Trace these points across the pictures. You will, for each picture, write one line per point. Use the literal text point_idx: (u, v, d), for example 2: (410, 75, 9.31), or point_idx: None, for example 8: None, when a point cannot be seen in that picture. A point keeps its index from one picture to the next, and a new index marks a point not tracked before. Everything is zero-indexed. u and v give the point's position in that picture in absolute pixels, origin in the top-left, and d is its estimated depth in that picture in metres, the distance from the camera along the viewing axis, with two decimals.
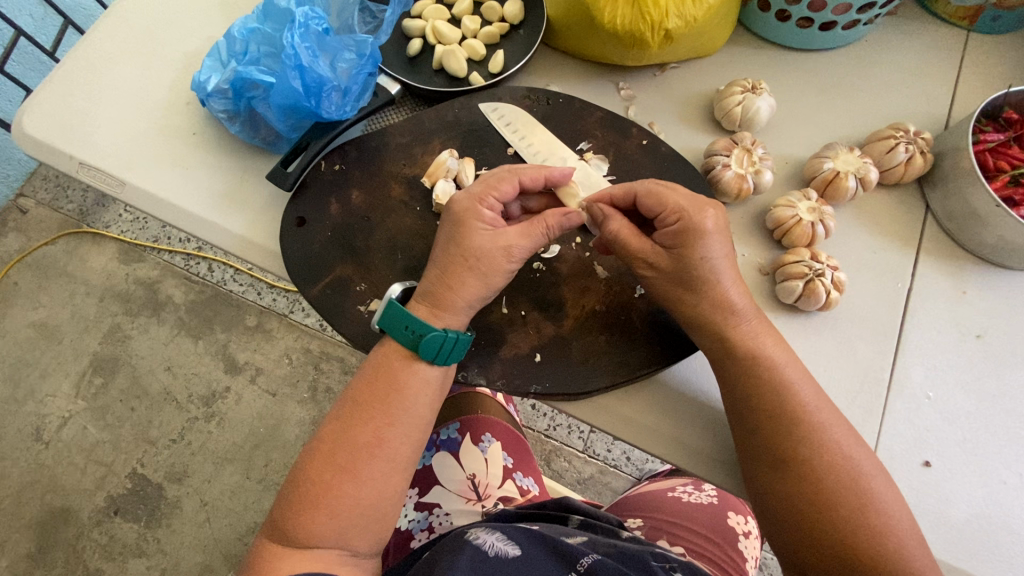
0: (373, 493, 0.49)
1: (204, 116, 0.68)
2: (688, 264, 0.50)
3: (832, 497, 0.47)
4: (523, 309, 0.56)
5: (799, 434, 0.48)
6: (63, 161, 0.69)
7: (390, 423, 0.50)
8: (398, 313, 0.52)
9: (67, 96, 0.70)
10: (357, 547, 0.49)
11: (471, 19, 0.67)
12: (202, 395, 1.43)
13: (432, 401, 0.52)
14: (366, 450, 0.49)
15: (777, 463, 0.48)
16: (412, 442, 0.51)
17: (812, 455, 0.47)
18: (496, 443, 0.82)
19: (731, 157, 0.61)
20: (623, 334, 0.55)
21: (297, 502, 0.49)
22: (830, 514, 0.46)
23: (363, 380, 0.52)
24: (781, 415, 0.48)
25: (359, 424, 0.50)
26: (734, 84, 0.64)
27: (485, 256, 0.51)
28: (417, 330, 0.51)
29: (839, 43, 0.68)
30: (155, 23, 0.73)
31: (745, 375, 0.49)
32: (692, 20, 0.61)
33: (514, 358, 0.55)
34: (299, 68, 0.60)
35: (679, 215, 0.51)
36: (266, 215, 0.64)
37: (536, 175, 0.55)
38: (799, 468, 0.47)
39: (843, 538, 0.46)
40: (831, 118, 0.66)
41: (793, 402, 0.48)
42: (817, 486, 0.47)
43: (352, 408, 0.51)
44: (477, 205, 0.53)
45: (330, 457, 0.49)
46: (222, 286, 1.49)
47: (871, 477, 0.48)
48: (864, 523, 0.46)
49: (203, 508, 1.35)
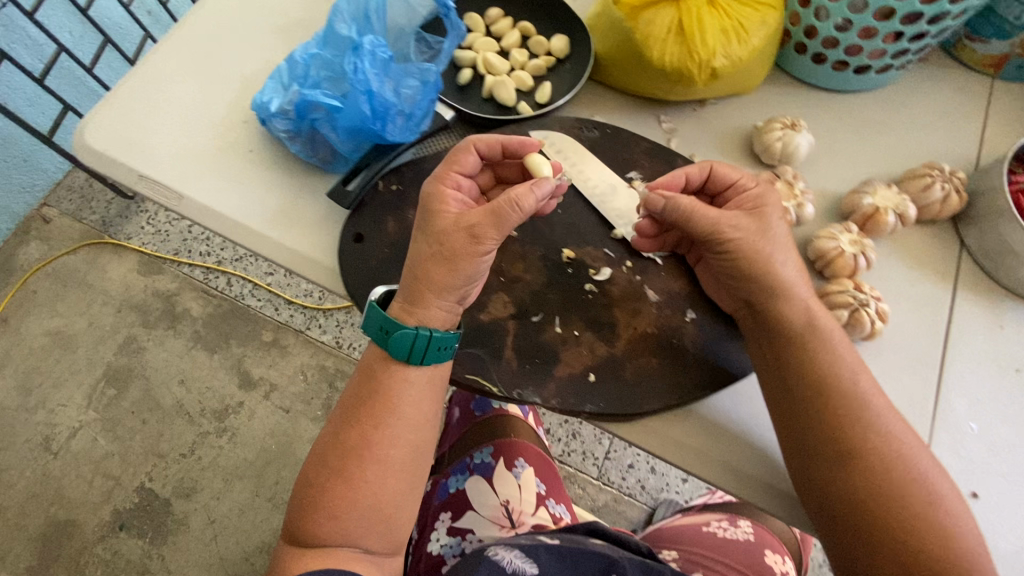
0: (371, 495, 0.53)
1: (261, 135, 0.71)
2: (768, 221, 0.53)
3: (903, 492, 0.47)
4: (575, 328, 0.55)
5: (865, 426, 0.49)
6: (121, 172, 0.71)
7: (376, 428, 0.53)
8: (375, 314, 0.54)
9: (129, 113, 0.73)
10: (360, 539, 0.53)
11: (519, 52, 0.74)
12: (215, 410, 1.55)
13: (418, 403, 0.54)
14: (355, 452, 0.52)
15: (845, 460, 0.48)
16: (403, 444, 0.54)
17: (877, 450, 0.48)
18: (528, 468, 0.86)
19: (774, 190, 0.63)
20: (676, 357, 0.54)
21: (305, 505, 0.53)
22: (898, 514, 0.47)
23: (354, 386, 0.55)
24: (852, 403, 0.49)
25: (353, 431, 0.53)
26: (773, 121, 0.67)
27: (446, 235, 0.52)
28: (388, 330, 0.53)
29: (870, 85, 0.71)
30: (214, 45, 0.77)
31: (807, 356, 0.51)
32: (738, 60, 0.63)
33: (568, 378, 0.53)
34: (367, 93, 0.62)
35: (758, 184, 0.56)
36: (323, 233, 0.66)
37: (491, 140, 0.57)
38: (871, 464, 0.48)
39: (910, 539, 0.46)
40: (870, 156, 0.68)
41: (855, 393, 0.49)
42: (887, 482, 0.47)
43: (346, 412, 0.54)
44: (441, 184, 0.55)
45: (330, 461, 0.53)
46: (240, 300, 1.65)
47: (925, 460, 0.49)
48: (931, 521, 0.47)
49: (210, 525, 1.44)
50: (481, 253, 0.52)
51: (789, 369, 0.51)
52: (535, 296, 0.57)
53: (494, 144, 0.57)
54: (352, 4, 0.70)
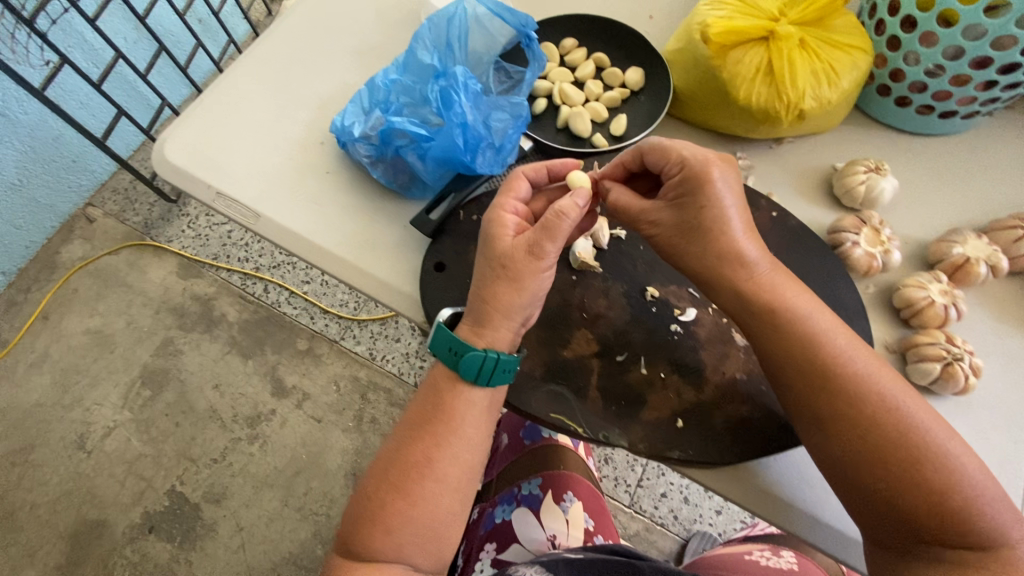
0: (427, 513, 0.51)
1: (338, 157, 0.72)
2: (689, 212, 0.51)
3: (885, 451, 0.45)
4: (662, 370, 0.54)
5: (828, 389, 0.47)
6: (198, 189, 0.72)
7: (438, 445, 0.51)
8: (441, 334, 0.53)
9: (206, 130, 0.74)
10: (408, 557, 0.51)
11: (594, 83, 0.74)
12: (248, 416, 1.55)
13: (482, 423, 0.53)
14: (415, 468, 0.51)
15: (816, 423, 0.48)
16: (462, 464, 0.52)
17: (846, 410, 0.47)
18: (577, 502, 0.85)
19: (861, 235, 0.62)
20: (766, 405, 0.53)
21: (361, 519, 0.51)
22: (879, 474, 0.45)
23: (418, 401, 0.54)
24: (814, 368, 0.48)
25: (414, 444, 0.52)
26: (857, 163, 0.66)
27: (507, 257, 0.51)
28: (457, 350, 0.51)
29: (953, 130, 0.70)
30: (291, 66, 0.79)
31: (776, 324, 0.50)
32: (826, 102, 0.63)
33: (655, 422, 0.52)
34: (462, 126, 0.63)
35: (681, 164, 0.52)
36: (399, 257, 0.65)
37: (536, 165, 0.58)
38: (839, 427, 0.47)
39: (899, 498, 0.45)
40: (953, 203, 0.67)
41: (816, 355, 0.48)
42: (861, 442, 0.46)
43: (407, 426, 0.53)
44: (500, 209, 0.55)
45: (387, 475, 0.52)
46: (276, 307, 1.67)
47: (928, 427, 0.46)
48: (921, 480, 0.44)
49: (239, 533, 1.44)
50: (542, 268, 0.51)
51: (759, 337, 0.51)
52: (619, 334, 0.56)
53: (538, 169, 0.58)
54: (434, 31, 0.71)
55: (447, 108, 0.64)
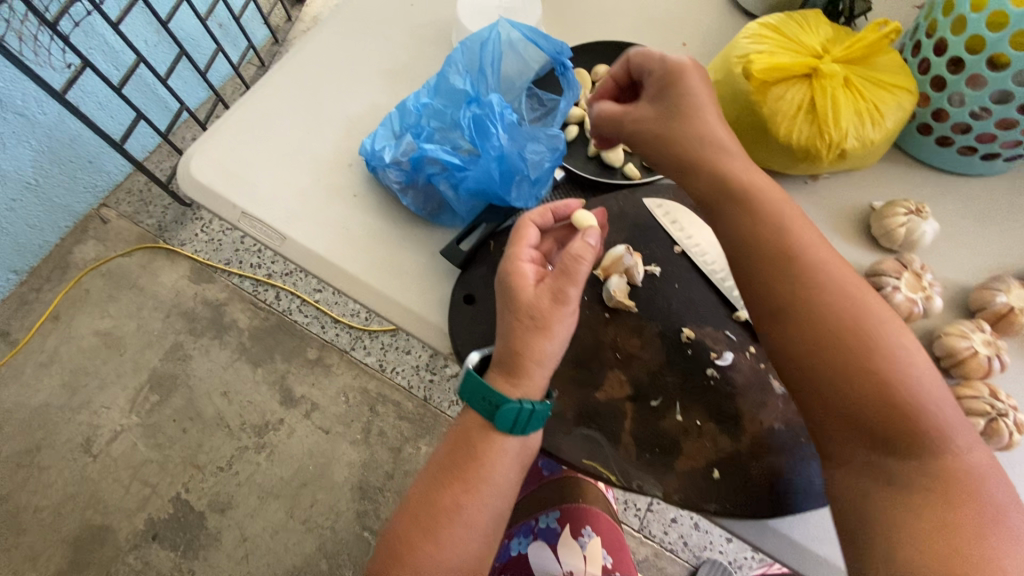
0: (454, 560, 0.49)
1: (366, 180, 0.71)
2: (675, 100, 0.56)
3: (841, 338, 0.47)
4: (698, 418, 0.53)
5: (793, 274, 0.50)
6: (224, 208, 0.71)
7: (468, 491, 0.49)
8: (473, 382, 0.50)
9: (233, 146, 0.74)
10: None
11: None
12: (255, 425, 1.54)
13: (512, 469, 0.51)
14: (443, 514, 0.49)
15: (779, 309, 0.50)
16: (491, 511, 0.50)
17: (807, 295, 0.49)
18: (595, 537, 0.86)
19: (902, 279, 0.60)
20: (805, 457, 0.51)
21: (387, 562, 0.50)
22: (832, 357, 0.47)
23: (449, 443, 0.52)
24: (779, 252, 0.51)
25: (446, 487, 0.50)
26: (896, 204, 0.65)
27: (535, 308, 0.49)
28: (493, 400, 0.49)
29: (993, 171, 0.69)
30: (320, 85, 0.78)
31: (749, 215, 0.53)
32: (870, 142, 0.61)
33: (691, 472, 0.51)
34: (500, 158, 0.62)
35: (664, 64, 0.57)
36: (427, 286, 0.65)
37: (541, 210, 0.56)
38: (799, 312, 0.49)
39: (850, 384, 0.46)
40: (994, 248, 0.66)
41: (784, 244, 0.51)
42: (818, 325, 0.48)
43: (437, 468, 0.51)
44: (516, 260, 0.52)
45: (415, 518, 0.50)
46: (287, 315, 1.66)
47: (887, 328, 0.47)
48: (874, 369, 0.46)
49: (243, 544, 1.43)
50: (566, 310, 0.50)
51: (732, 229, 0.54)
52: (653, 377, 0.54)
53: (544, 214, 0.56)
54: (467, 55, 0.70)
55: (484, 140, 0.64)
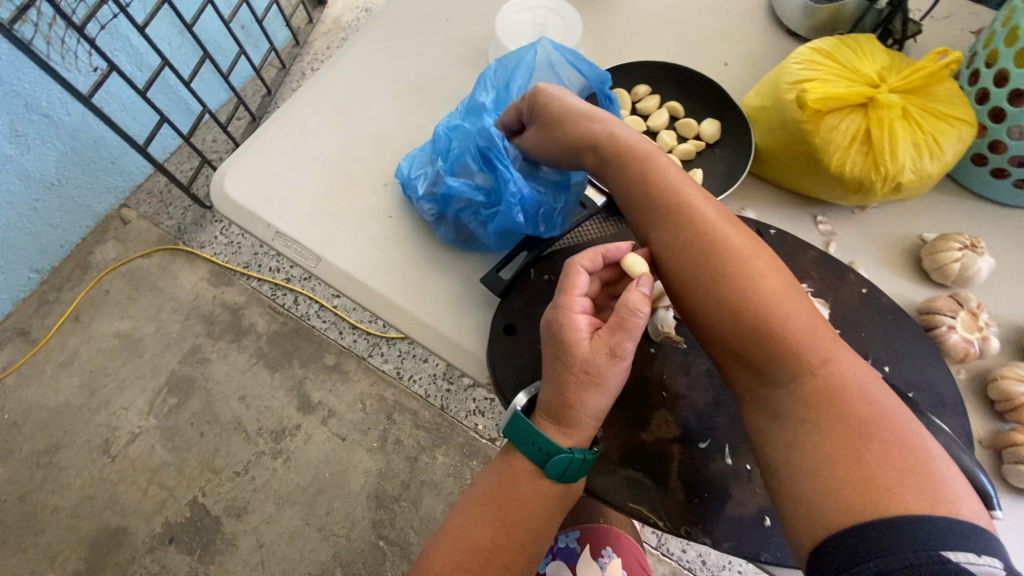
0: None
1: (402, 201, 0.70)
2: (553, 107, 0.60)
3: (720, 283, 0.49)
4: (748, 462, 0.51)
5: (672, 231, 0.52)
6: (258, 226, 0.70)
7: (507, 532, 0.49)
8: (524, 427, 0.50)
9: (266, 163, 0.73)
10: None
11: (669, 135, 0.72)
12: (272, 430, 1.54)
13: (552, 512, 0.50)
14: (480, 554, 0.49)
15: (670, 270, 0.52)
16: (528, 553, 0.49)
17: (684, 249, 0.51)
18: (615, 560, 0.81)
19: (957, 319, 0.58)
20: None
21: None
22: (719, 304, 0.48)
23: (488, 479, 0.51)
24: (659, 213, 0.53)
25: (484, 525, 0.49)
26: (950, 237, 0.62)
27: (590, 364, 0.47)
28: (545, 448, 0.49)
29: None
30: (355, 101, 0.77)
31: (632, 185, 0.55)
32: (925, 176, 0.59)
33: (741, 519, 0.49)
34: (521, 202, 0.61)
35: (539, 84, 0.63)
36: (465, 313, 0.64)
37: (590, 254, 0.52)
38: (682, 267, 0.51)
39: (741, 329, 0.47)
40: None
41: (664, 205, 0.53)
42: (700, 275, 0.50)
43: (476, 505, 0.51)
44: (568, 313, 0.49)
45: (451, 555, 0.49)
46: (305, 320, 1.66)
47: (754, 264, 0.49)
48: (750, 306, 0.47)
49: (258, 550, 1.43)
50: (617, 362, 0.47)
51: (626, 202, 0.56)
52: (701, 418, 0.53)
53: (594, 256, 0.52)
54: (498, 72, 0.70)
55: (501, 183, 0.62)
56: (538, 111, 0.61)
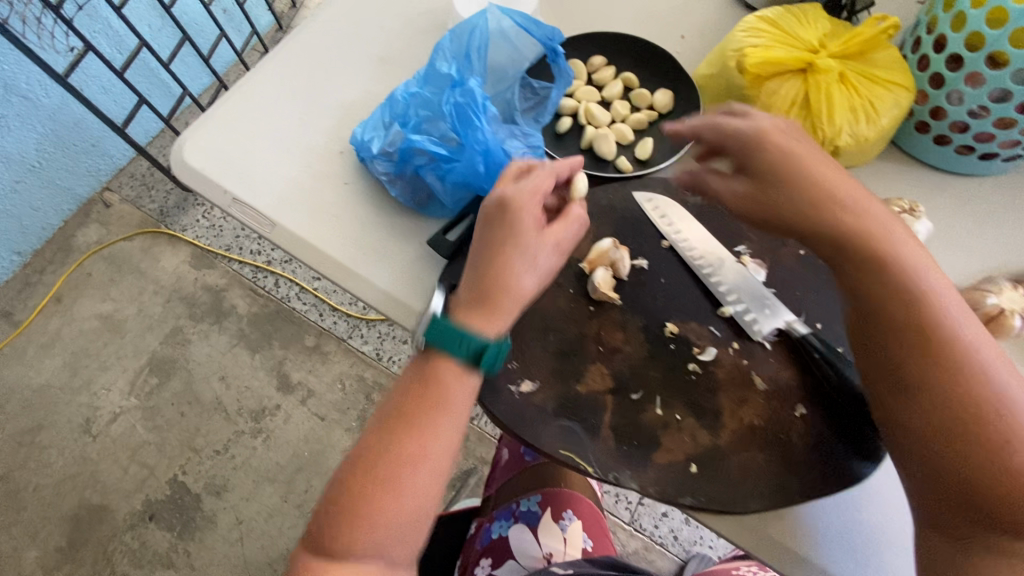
0: (416, 504, 0.48)
1: (357, 168, 0.70)
2: (769, 172, 0.51)
3: (973, 415, 0.43)
4: (678, 412, 0.53)
5: (921, 346, 0.45)
6: (217, 194, 0.71)
7: (428, 432, 0.48)
8: (447, 326, 0.49)
9: (227, 135, 0.74)
10: (377, 554, 0.47)
11: (622, 105, 0.72)
12: (252, 410, 1.56)
13: (467, 407, 0.51)
14: (402, 457, 0.48)
15: (903, 388, 0.46)
16: (449, 449, 0.49)
17: (938, 374, 0.44)
18: (576, 521, 0.88)
19: None
20: (782, 455, 0.52)
21: (340, 516, 0.47)
22: (967, 436, 0.43)
23: (403, 389, 0.50)
24: (909, 325, 0.46)
25: (402, 438, 0.48)
26: (890, 202, 0.64)
27: (513, 286, 0.50)
28: (468, 339, 0.49)
29: (994, 171, 0.68)
30: (316, 72, 0.78)
31: (880, 279, 0.47)
32: (864, 139, 0.60)
33: (668, 466, 0.51)
34: (484, 153, 0.64)
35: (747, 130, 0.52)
36: (415, 275, 0.65)
37: (563, 166, 0.57)
38: (929, 390, 0.44)
39: (979, 466, 0.42)
40: (988, 249, 0.65)
41: (920, 311, 0.45)
42: (949, 398, 0.44)
43: (395, 416, 0.49)
44: (529, 198, 0.52)
45: (371, 467, 0.48)
46: (286, 302, 1.67)
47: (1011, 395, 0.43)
48: (999, 451, 0.42)
49: (237, 526, 1.45)
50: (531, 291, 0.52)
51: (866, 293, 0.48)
52: (635, 371, 0.54)
53: (562, 168, 0.57)
54: (455, 42, 0.70)
55: (466, 133, 0.64)
56: (764, 173, 0.51)
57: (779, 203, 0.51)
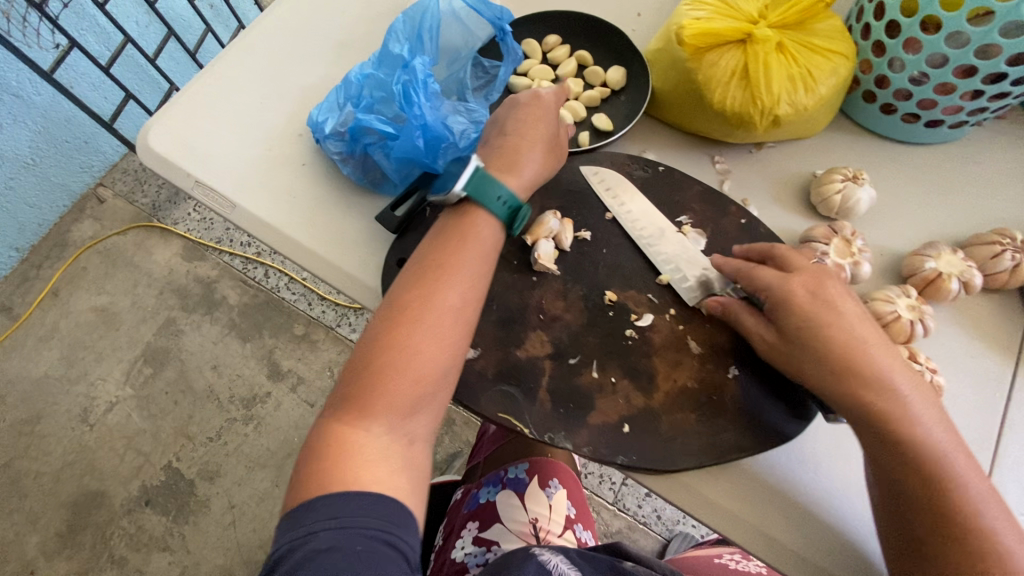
0: (433, 358, 0.49)
1: (315, 150, 0.72)
2: (798, 326, 0.50)
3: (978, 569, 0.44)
4: (613, 375, 0.54)
5: (936, 505, 0.45)
6: (179, 177, 0.73)
7: (442, 284, 0.52)
8: (491, 182, 0.55)
9: (188, 119, 0.75)
10: (392, 421, 0.48)
11: (575, 82, 0.73)
12: (243, 397, 1.59)
13: (479, 269, 0.54)
14: (416, 310, 0.50)
15: (917, 541, 0.46)
16: (464, 309, 0.52)
17: (955, 531, 0.45)
18: (561, 490, 0.89)
19: (831, 245, 0.61)
20: (714, 414, 0.53)
21: (362, 374, 0.49)
22: None
23: (422, 253, 0.54)
24: (925, 478, 0.46)
25: (420, 294, 0.51)
26: (835, 171, 0.65)
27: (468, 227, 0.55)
28: (507, 201, 0.56)
29: (942, 139, 0.68)
30: (277, 56, 0.79)
31: (899, 438, 0.47)
32: (802, 108, 0.61)
33: (602, 427, 0.52)
34: (422, 128, 0.64)
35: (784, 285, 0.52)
36: (369, 252, 0.67)
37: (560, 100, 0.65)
38: (942, 547, 0.45)
39: None
40: (933, 217, 0.66)
41: (934, 466, 0.46)
42: (961, 556, 0.44)
43: (415, 273, 0.53)
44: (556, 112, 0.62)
45: (389, 324, 0.50)
46: (275, 292, 1.70)
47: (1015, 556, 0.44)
48: None
49: (230, 510, 1.49)
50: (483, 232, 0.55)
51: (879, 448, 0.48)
52: (574, 337, 0.56)
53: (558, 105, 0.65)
54: (408, 23, 0.70)
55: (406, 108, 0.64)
56: (794, 330, 0.50)
57: (807, 359, 0.50)
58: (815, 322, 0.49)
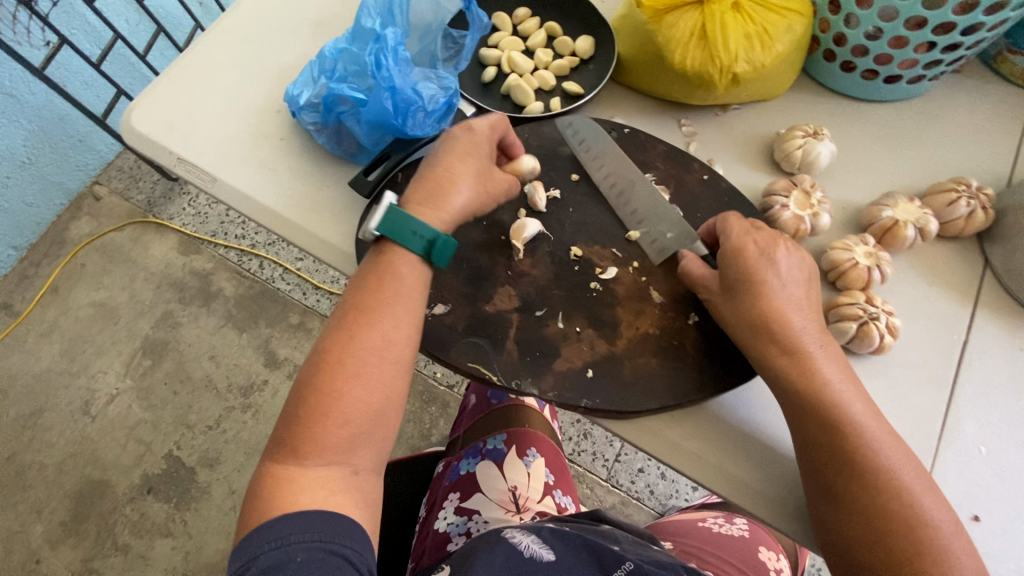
0: (373, 398, 0.50)
1: (293, 125, 0.74)
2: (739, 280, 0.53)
3: (886, 509, 0.46)
4: (578, 325, 0.56)
5: (844, 450, 0.48)
6: (164, 156, 0.75)
7: (374, 321, 0.51)
8: (405, 216, 0.54)
9: (170, 99, 0.77)
10: (335, 460, 0.49)
11: (544, 52, 0.74)
12: (241, 386, 1.62)
13: (413, 300, 0.53)
14: (349, 350, 0.50)
15: (829, 489, 0.48)
16: (400, 345, 0.52)
17: (867, 474, 0.47)
18: (539, 458, 0.91)
19: (790, 197, 0.63)
20: (675, 359, 0.55)
21: (298, 418, 0.49)
22: (885, 531, 0.45)
23: (356, 287, 0.54)
24: (831, 425, 0.48)
25: (357, 330, 0.51)
26: (796, 128, 0.66)
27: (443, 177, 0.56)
28: (425, 235, 0.54)
29: (902, 95, 0.70)
30: (255, 37, 0.81)
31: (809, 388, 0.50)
32: (760, 66, 0.63)
33: (566, 373, 0.54)
34: (391, 90, 0.66)
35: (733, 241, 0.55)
36: (347, 220, 0.69)
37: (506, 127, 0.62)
38: (853, 491, 0.47)
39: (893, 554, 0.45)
40: (893, 169, 0.67)
41: (840, 414, 0.48)
42: (873, 497, 0.46)
43: (349, 312, 0.52)
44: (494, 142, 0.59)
45: (324, 365, 0.50)
46: (270, 283, 1.72)
47: (922, 496, 0.47)
48: (915, 537, 0.45)
49: (231, 496, 1.52)
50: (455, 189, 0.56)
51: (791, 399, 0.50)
52: (540, 291, 0.58)
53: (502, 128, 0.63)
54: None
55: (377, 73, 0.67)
56: (737, 279, 0.53)
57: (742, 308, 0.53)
58: (746, 273, 0.52)
